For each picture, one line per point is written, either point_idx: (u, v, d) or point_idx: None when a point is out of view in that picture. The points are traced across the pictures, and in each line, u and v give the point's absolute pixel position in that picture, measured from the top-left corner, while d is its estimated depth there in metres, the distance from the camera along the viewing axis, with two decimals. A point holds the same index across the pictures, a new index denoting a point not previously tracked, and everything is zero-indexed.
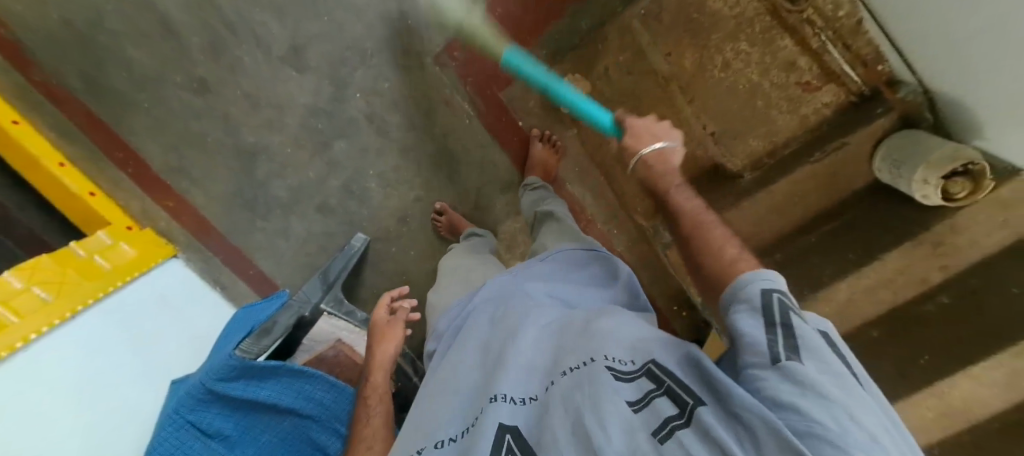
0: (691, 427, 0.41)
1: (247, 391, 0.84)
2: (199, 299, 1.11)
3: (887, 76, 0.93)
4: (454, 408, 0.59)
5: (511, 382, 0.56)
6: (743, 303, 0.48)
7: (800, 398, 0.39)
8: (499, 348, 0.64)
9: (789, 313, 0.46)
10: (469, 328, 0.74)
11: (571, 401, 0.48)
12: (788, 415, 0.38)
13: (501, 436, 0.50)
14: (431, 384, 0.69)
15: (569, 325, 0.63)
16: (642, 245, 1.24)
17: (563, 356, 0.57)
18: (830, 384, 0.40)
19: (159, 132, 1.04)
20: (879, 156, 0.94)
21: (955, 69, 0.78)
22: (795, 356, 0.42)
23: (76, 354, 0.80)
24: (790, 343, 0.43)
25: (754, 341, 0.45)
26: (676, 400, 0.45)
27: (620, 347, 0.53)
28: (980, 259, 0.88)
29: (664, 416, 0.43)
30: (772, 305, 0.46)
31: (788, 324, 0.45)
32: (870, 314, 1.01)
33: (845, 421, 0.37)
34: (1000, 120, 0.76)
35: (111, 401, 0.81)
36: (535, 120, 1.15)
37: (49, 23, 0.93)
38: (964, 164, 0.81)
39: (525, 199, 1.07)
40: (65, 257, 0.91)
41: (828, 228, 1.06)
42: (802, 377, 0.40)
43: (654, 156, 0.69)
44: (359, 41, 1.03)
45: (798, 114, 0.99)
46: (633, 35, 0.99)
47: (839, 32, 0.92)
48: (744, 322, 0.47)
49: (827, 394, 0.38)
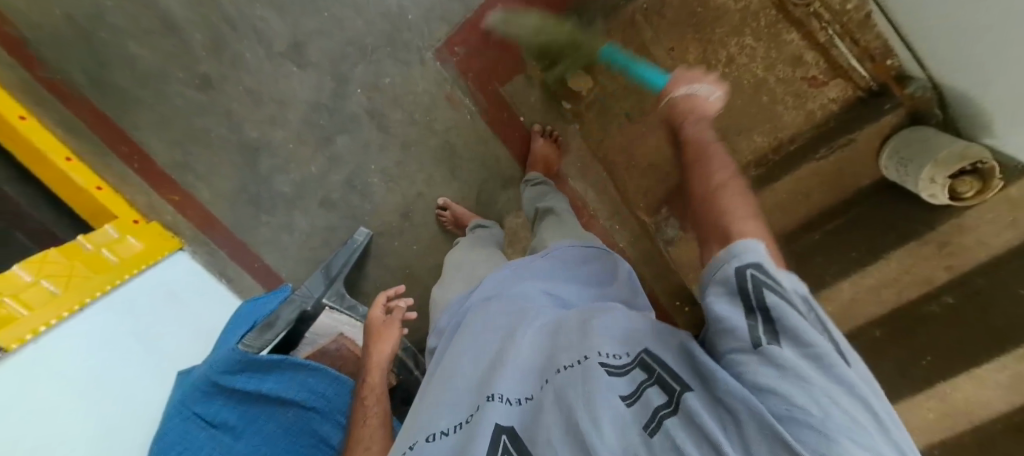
0: (678, 416, 0.39)
1: (252, 383, 0.85)
2: (206, 291, 1.13)
3: (896, 71, 0.91)
4: (447, 405, 0.56)
5: (506, 380, 0.53)
6: (718, 283, 0.43)
7: (781, 385, 0.35)
8: (495, 347, 0.61)
9: (765, 288, 0.40)
10: (466, 321, 0.72)
11: (565, 399, 0.45)
12: (768, 400, 0.35)
13: (498, 436, 0.47)
14: (428, 382, 0.65)
15: (567, 319, 0.60)
16: (645, 241, 1.24)
17: (559, 351, 0.54)
18: (811, 366, 0.35)
19: (164, 127, 1.05)
20: (885, 154, 0.92)
21: (960, 63, 0.77)
22: (774, 339, 0.37)
23: (85, 345, 0.81)
24: (769, 323, 0.38)
25: (732, 326, 0.40)
26: (665, 388, 0.42)
27: (614, 339, 0.51)
28: (988, 259, 0.88)
29: (654, 406, 0.41)
30: (747, 286, 0.41)
31: (766, 304, 0.39)
32: (872, 313, 1.01)
33: (828, 406, 0.32)
34: (1005, 116, 0.76)
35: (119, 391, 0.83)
36: (536, 116, 1.14)
37: (55, 19, 0.94)
38: (973, 164, 0.80)
39: (525, 194, 1.07)
40: (73, 250, 0.93)
41: (832, 226, 1.02)
42: (783, 359, 0.36)
43: (688, 97, 0.62)
44: (359, 36, 1.02)
45: (804, 110, 0.97)
46: (636, 29, 0.98)
47: (846, 26, 0.89)
48: (719, 306, 0.42)
49: (807, 378, 0.34)
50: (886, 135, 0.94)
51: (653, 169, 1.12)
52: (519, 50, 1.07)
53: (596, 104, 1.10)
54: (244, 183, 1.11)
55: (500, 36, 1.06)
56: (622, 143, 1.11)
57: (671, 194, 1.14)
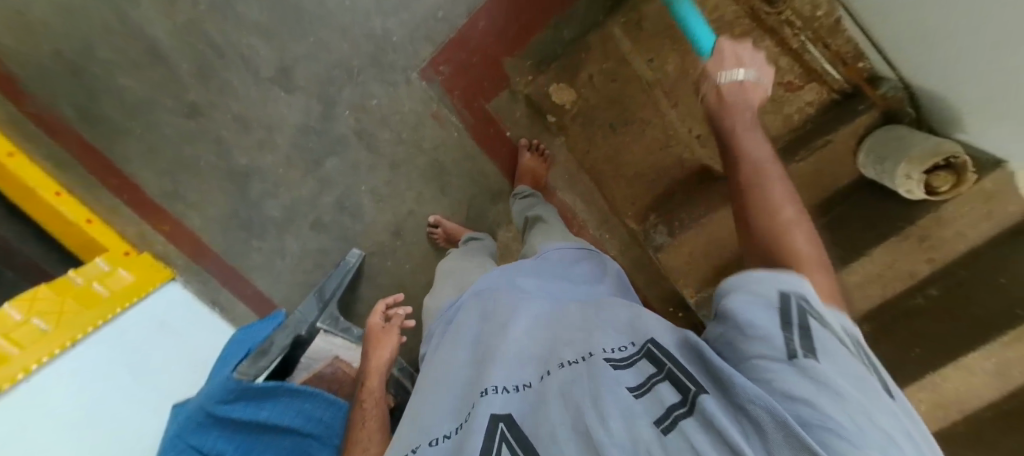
0: (694, 417, 0.38)
1: (247, 413, 0.85)
2: (199, 320, 1.13)
3: (869, 73, 0.93)
4: (445, 406, 0.55)
5: (505, 373, 0.53)
6: (749, 296, 0.41)
7: (816, 396, 0.34)
8: (490, 340, 0.60)
9: (808, 315, 0.39)
10: (458, 320, 0.71)
11: (571, 395, 0.45)
12: (799, 409, 0.34)
13: (495, 426, 0.47)
14: (422, 380, 0.64)
15: (567, 314, 0.60)
16: (636, 248, 1.25)
17: (558, 346, 0.54)
18: (845, 383, 0.35)
19: (152, 157, 1.05)
20: (863, 152, 0.95)
21: (936, 64, 0.78)
22: (812, 353, 0.36)
23: (78, 382, 0.81)
24: (807, 339, 0.37)
25: (765, 333, 0.39)
26: (678, 387, 0.41)
27: (616, 336, 0.52)
28: (968, 251, 0.92)
29: (667, 405, 0.40)
30: (791, 309, 0.40)
31: (809, 327, 0.38)
32: (860, 309, 1.03)
33: (863, 424, 0.32)
34: (980, 116, 0.78)
35: (114, 428, 0.82)
36: (521, 130, 1.17)
37: (42, 54, 0.95)
38: (946, 158, 0.83)
39: (515, 207, 1.08)
40: (63, 286, 0.92)
41: (816, 226, 1.06)
42: (818, 376, 0.35)
43: (731, 87, 0.61)
44: (345, 59, 1.04)
45: (781, 113, 1.01)
46: (614, 42, 1.00)
47: (818, 32, 0.92)
48: (750, 310, 0.40)
49: (843, 395, 0.34)
50: (861, 136, 0.97)
51: (641, 178, 1.13)
52: (502, 67, 1.09)
53: (580, 116, 1.10)
54: (234, 208, 1.11)
55: (483, 55, 1.08)
56: (608, 154, 1.12)
57: (659, 201, 1.15)
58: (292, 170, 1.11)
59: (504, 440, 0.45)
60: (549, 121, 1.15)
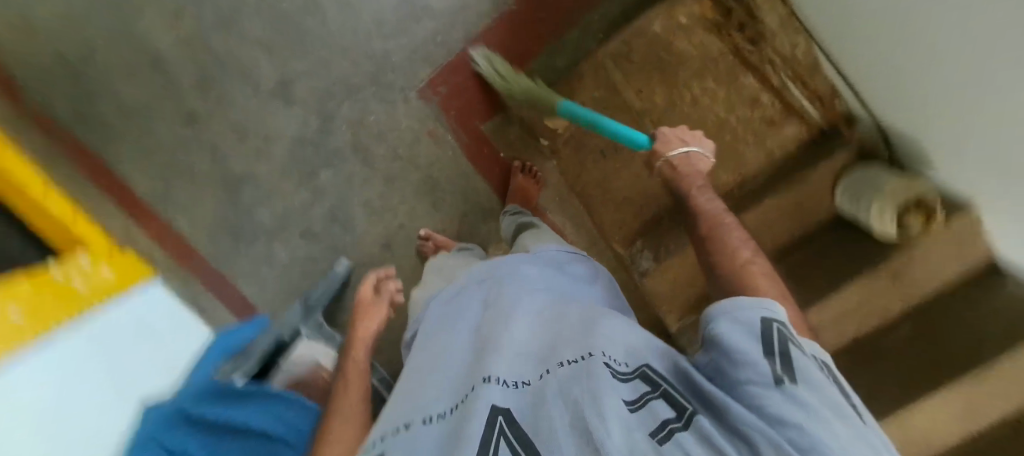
0: (690, 432, 0.40)
1: (216, 412, 0.86)
2: (175, 325, 1.08)
3: (844, 113, 1.00)
4: (440, 393, 0.55)
5: (504, 368, 0.53)
6: (733, 329, 0.46)
7: (802, 420, 0.38)
8: (490, 330, 0.60)
9: (789, 344, 0.44)
10: (454, 305, 0.70)
11: (569, 394, 0.45)
12: (789, 432, 0.38)
13: (496, 418, 0.46)
14: (416, 363, 0.64)
15: (568, 315, 0.59)
16: (622, 273, 1.27)
17: (563, 343, 0.53)
18: (820, 409, 0.40)
19: (144, 160, 1.06)
20: (839, 192, 0.99)
21: (917, 107, 0.81)
22: (792, 378, 0.42)
23: (54, 376, 0.74)
24: (789, 367, 0.43)
25: (752, 359, 0.43)
26: (674, 406, 0.43)
27: (618, 349, 0.51)
28: (938, 289, 0.97)
29: (663, 418, 0.42)
30: (773, 336, 0.45)
31: (788, 354, 0.43)
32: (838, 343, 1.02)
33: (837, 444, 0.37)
34: (956, 160, 0.81)
35: (77, 427, 0.76)
36: (516, 152, 1.21)
37: (45, 59, 0.98)
38: (918, 201, 0.87)
39: (505, 223, 1.09)
40: (43, 277, 0.86)
41: (794, 259, 1.08)
42: (802, 401, 0.40)
43: (681, 160, 0.77)
44: (345, 76, 1.07)
45: (763, 147, 1.05)
46: (606, 72, 1.05)
47: (796, 71, 0.99)
48: (733, 336, 0.45)
49: (817, 414, 0.39)
50: (837, 172, 1.01)
51: (629, 202, 1.16)
52: (498, 91, 1.14)
53: (571, 140, 1.16)
54: (224, 215, 1.12)
55: (481, 78, 1.12)
56: (599, 177, 1.15)
57: (647, 227, 1.16)
58: (285, 176, 1.12)
59: (501, 429, 0.45)
60: (542, 144, 1.20)
